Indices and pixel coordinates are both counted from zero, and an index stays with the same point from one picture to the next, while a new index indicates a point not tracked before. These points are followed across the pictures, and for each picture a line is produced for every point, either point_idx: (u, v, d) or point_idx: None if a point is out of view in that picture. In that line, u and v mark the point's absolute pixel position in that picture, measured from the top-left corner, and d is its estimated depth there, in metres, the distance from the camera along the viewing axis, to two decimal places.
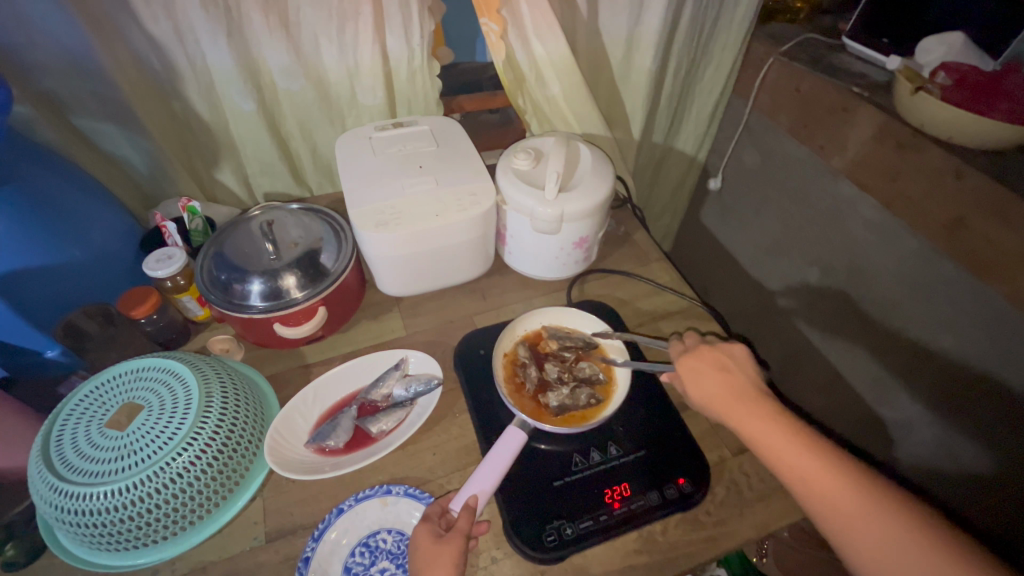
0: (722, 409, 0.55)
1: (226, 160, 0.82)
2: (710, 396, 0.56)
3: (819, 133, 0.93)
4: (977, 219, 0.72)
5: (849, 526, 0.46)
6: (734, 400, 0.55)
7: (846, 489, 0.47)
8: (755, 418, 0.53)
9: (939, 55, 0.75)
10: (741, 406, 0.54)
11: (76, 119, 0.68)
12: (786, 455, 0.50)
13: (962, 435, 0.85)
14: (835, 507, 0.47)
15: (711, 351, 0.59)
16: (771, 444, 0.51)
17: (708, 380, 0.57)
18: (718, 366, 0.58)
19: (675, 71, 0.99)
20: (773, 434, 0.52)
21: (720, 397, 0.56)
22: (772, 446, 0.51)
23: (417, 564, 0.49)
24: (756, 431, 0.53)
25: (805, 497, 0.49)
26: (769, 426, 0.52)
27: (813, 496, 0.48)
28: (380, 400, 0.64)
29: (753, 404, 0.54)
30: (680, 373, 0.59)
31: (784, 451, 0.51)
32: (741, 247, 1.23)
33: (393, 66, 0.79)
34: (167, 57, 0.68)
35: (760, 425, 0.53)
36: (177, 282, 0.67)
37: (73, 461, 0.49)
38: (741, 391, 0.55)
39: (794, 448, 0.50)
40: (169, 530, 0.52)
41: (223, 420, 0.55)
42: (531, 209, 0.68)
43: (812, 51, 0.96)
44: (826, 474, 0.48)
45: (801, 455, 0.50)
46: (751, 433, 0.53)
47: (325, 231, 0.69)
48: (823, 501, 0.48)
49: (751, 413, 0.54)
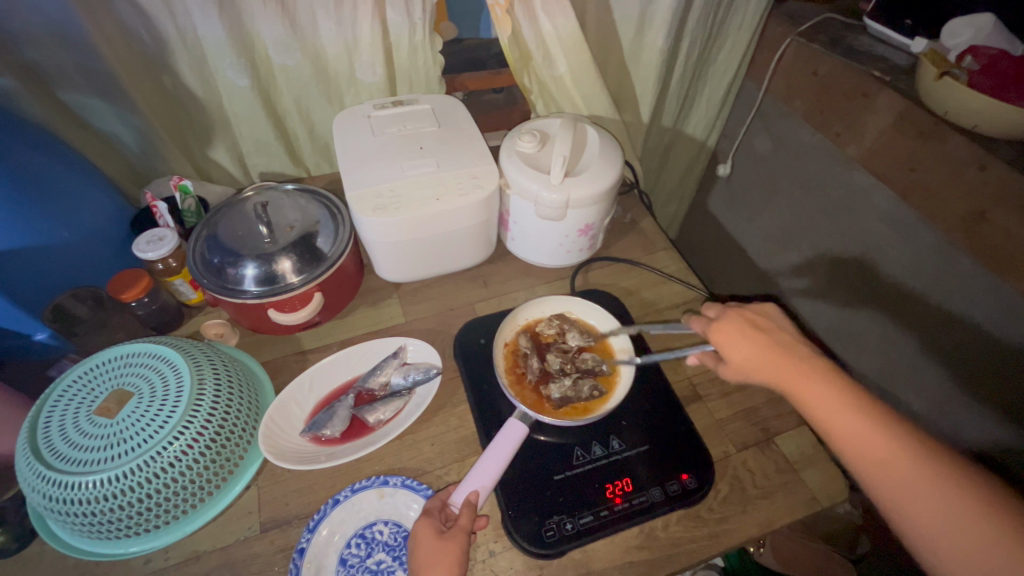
0: (768, 374, 0.49)
1: (220, 137, 0.79)
2: (751, 362, 0.50)
3: (836, 120, 0.89)
4: (999, 213, 0.69)
5: (928, 511, 0.42)
6: (785, 364, 0.49)
7: (924, 468, 0.43)
8: (815, 386, 0.47)
9: (967, 39, 0.71)
10: (793, 371, 0.48)
11: (63, 93, 0.65)
12: (856, 430, 0.45)
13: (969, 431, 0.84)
14: (911, 490, 0.42)
15: (740, 313, 0.53)
16: (840, 418, 0.46)
17: (745, 345, 0.51)
18: (748, 327, 0.52)
19: (688, 51, 0.95)
20: (838, 406, 0.46)
21: (766, 362, 0.50)
22: (838, 421, 0.46)
23: (415, 558, 0.48)
24: (818, 402, 0.47)
25: (876, 478, 0.44)
26: (833, 396, 0.47)
27: (886, 478, 0.43)
28: (378, 388, 0.63)
29: (814, 372, 0.48)
30: (716, 340, 0.51)
31: (854, 427, 0.45)
32: (748, 236, 1.21)
33: (394, 41, 0.75)
34: (157, 28, 0.65)
35: (823, 397, 0.47)
36: (168, 264, 0.65)
37: (61, 449, 0.48)
38: (792, 354, 0.49)
39: (863, 423, 0.45)
40: (161, 519, 0.51)
41: (216, 408, 0.54)
42: (536, 193, 0.65)
43: (831, 33, 0.92)
44: (899, 451, 0.44)
45: (874, 431, 0.45)
46: (812, 404, 0.47)
47: (323, 214, 0.66)
48: (899, 482, 0.43)
49: (811, 380, 0.48)
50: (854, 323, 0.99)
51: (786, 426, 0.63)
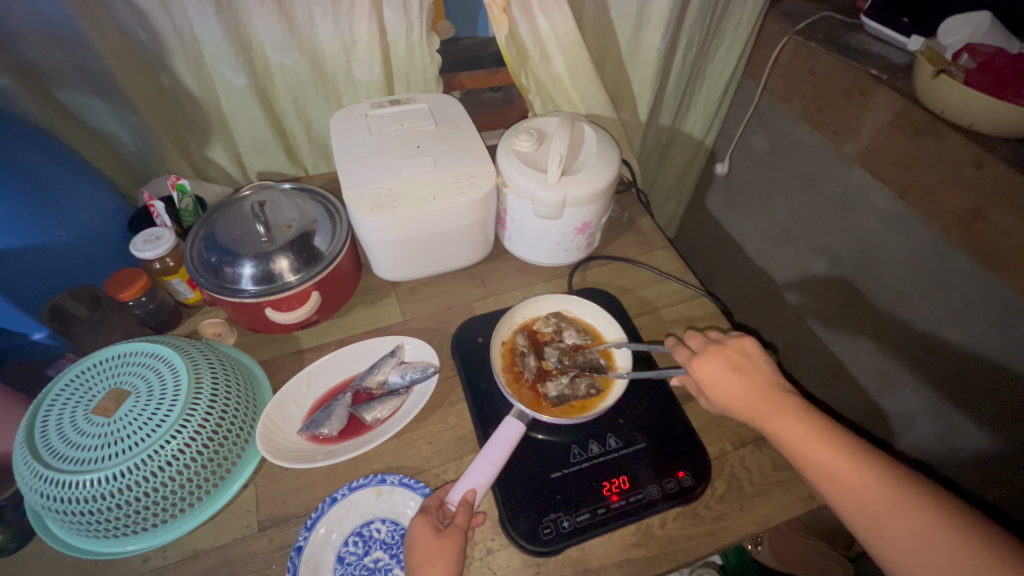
0: (747, 411, 0.51)
1: (217, 136, 0.79)
2: (732, 402, 0.52)
3: (833, 118, 0.89)
4: (995, 211, 0.69)
5: (916, 559, 0.42)
6: (765, 404, 0.50)
7: (911, 515, 0.43)
8: (798, 428, 0.49)
9: (964, 37, 0.72)
10: (774, 411, 0.50)
11: (60, 94, 0.65)
12: (839, 474, 0.46)
13: (964, 431, 0.84)
14: (899, 538, 0.43)
15: (721, 349, 0.54)
16: (824, 461, 0.47)
17: (726, 383, 0.52)
18: (730, 364, 0.53)
19: (686, 50, 0.95)
20: (822, 449, 0.47)
21: (748, 402, 0.51)
22: (819, 465, 0.47)
23: (412, 555, 0.48)
24: (802, 444, 0.48)
25: (864, 525, 0.45)
26: (817, 438, 0.48)
27: (872, 524, 0.44)
28: (375, 387, 0.63)
29: (796, 413, 0.49)
30: (696, 377, 0.53)
31: (837, 471, 0.46)
32: (746, 234, 1.21)
33: (391, 40, 0.75)
34: (153, 28, 0.65)
35: (805, 439, 0.48)
36: (166, 263, 0.65)
37: (59, 448, 0.48)
38: (773, 394, 0.51)
39: (847, 466, 0.46)
40: (159, 518, 0.52)
41: (214, 407, 0.54)
42: (533, 192, 0.65)
43: (828, 31, 0.92)
44: (886, 496, 0.44)
45: (858, 474, 0.45)
46: (796, 447, 0.48)
47: (320, 213, 0.66)
48: (883, 527, 0.44)
49: (794, 422, 0.49)
50: (852, 322, 0.99)
51: None
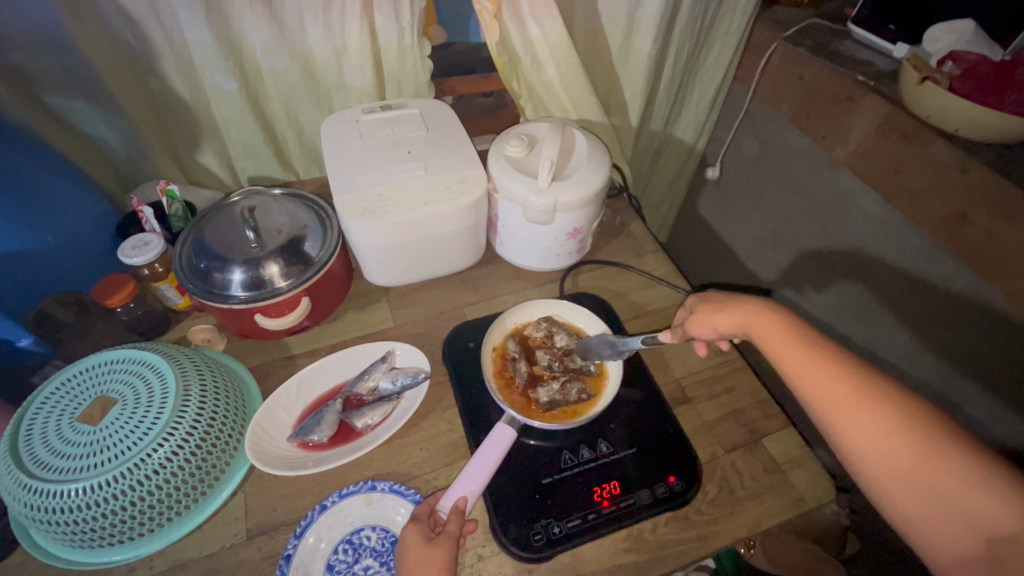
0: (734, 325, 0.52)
1: (208, 141, 0.79)
2: (722, 320, 0.53)
3: (821, 123, 0.90)
4: (980, 215, 0.70)
5: (900, 483, 0.41)
6: (760, 319, 0.50)
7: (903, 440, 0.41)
8: (792, 346, 0.48)
9: (948, 44, 0.72)
10: (769, 327, 0.50)
11: (48, 96, 0.64)
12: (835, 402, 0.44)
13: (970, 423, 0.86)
14: (884, 464, 0.42)
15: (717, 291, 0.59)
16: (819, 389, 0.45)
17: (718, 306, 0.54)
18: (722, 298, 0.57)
19: (676, 56, 0.95)
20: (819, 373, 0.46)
21: (738, 318, 0.52)
22: (811, 386, 0.46)
23: (403, 559, 0.48)
24: (797, 364, 0.47)
25: (849, 449, 0.44)
26: (812, 359, 0.46)
27: (856, 447, 0.43)
28: (366, 393, 0.63)
29: (792, 335, 0.48)
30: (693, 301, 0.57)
31: (828, 393, 0.45)
32: (737, 238, 1.22)
33: (382, 46, 0.75)
34: (143, 32, 0.65)
35: (798, 357, 0.47)
36: (155, 269, 0.65)
37: (43, 457, 0.48)
38: (770, 313, 0.50)
39: (839, 388, 0.44)
40: (146, 527, 0.51)
41: (202, 413, 0.53)
42: (524, 197, 0.65)
43: (816, 37, 0.93)
44: (879, 422, 0.42)
45: (852, 395, 0.44)
46: (789, 365, 0.47)
47: (311, 218, 0.66)
48: (869, 452, 0.42)
49: (789, 342, 0.48)
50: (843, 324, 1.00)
51: (774, 427, 0.64)
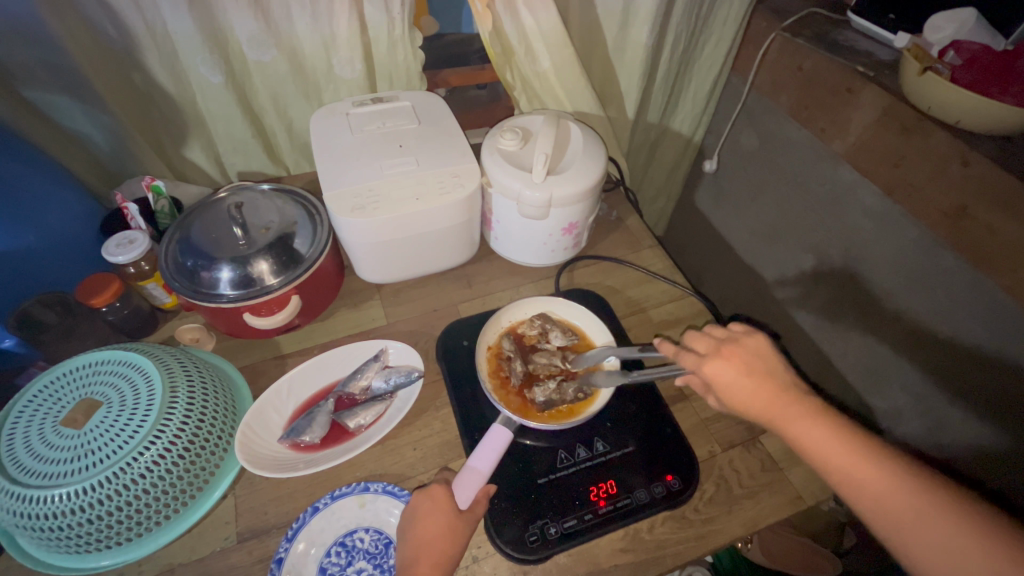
0: (758, 409, 0.47)
1: (195, 135, 0.77)
2: (743, 400, 0.47)
3: (820, 115, 0.89)
4: (981, 209, 0.69)
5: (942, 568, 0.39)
6: (775, 400, 0.46)
7: (944, 526, 0.40)
8: (816, 431, 0.45)
9: (949, 33, 0.71)
10: (786, 409, 0.46)
11: (28, 91, 0.62)
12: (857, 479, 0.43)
13: None
14: (934, 554, 0.40)
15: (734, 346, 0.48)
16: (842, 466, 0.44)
17: (739, 386, 0.47)
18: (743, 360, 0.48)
19: (673, 46, 0.94)
20: (839, 451, 0.44)
21: (755, 402, 0.47)
22: (842, 474, 0.44)
23: (415, 537, 0.49)
24: (824, 454, 0.44)
25: (895, 535, 0.42)
26: (839, 447, 0.44)
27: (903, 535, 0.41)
28: (359, 393, 0.61)
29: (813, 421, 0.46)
30: (706, 374, 0.47)
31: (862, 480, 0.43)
32: (734, 232, 1.21)
33: (373, 37, 0.74)
34: (124, 24, 0.63)
35: (820, 443, 0.45)
36: (141, 267, 0.63)
37: (26, 462, 0.46)
38: (787, 395, 0.47)
39: (863, 467, 0.43)
40: (134, 531, 0.50)
41: (190, 415, 0.52)
42: (518, 192, 0.64)
43: (815, 28, 0.92)
44: (916, 506, 0.41)
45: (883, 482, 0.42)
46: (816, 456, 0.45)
47: (300, 214, 0.65)
48: (915, 539, 0.41)
49: (813, 429, 0.45)
50: (840, 318, 1.00)
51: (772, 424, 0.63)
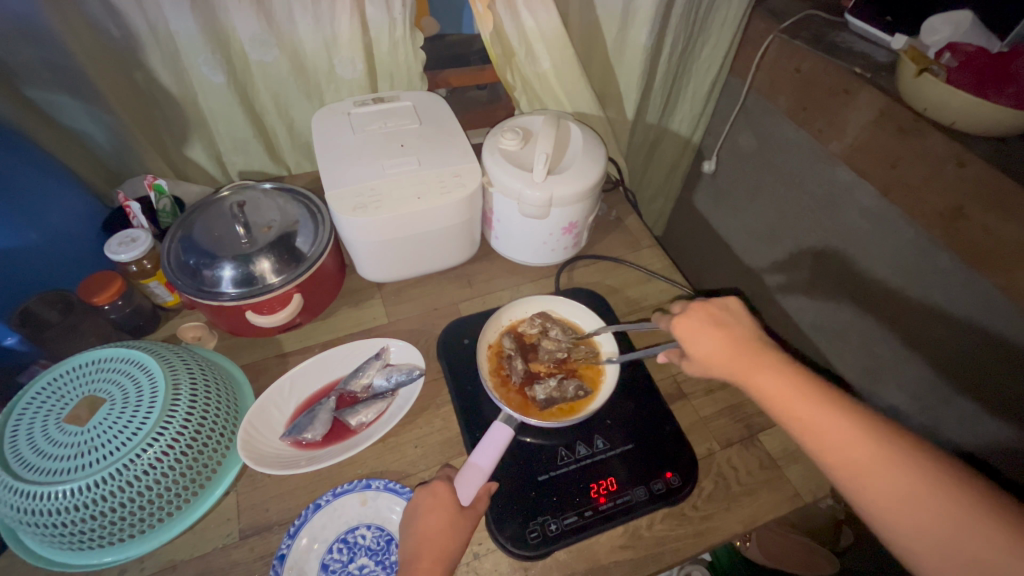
0: (726, 367, 0.48)
1: (197, 135, 0.77)
2: (711, 359, 0.49)
3: (818, 116, 0.90)
4: (976, 209, 0.70)
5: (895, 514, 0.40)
6: (747, 360, 0.47)
7: (901, 475, 0.41)
8: (802, 401, 0.45)
9: (946, 35, 0.72)
10: (760, 371, 0.47)
11: (30, 90, 0.62)
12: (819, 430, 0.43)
13: None
14: (916, 526, 0.40)
15: (704, 304, 0.51)
16: (804, 417, 0.44)
17: (707, 342, 0.49)
18: (712, 321, 0.50)
19: (672, 47, 0.94)
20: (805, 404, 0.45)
21: (724, 359, 0.48)
22: (831, 449, 0.43)
23: (418, 532, 0.49)
24: (790, 408, 0.45)
25: (876, 509, 0.41)
26: (805, 401, 0.45)
27: (887, 509, 0.41)
28: (360, 391, 0.62)
29: (803, 393, 0.45)
30: (675, 334, 0.50)
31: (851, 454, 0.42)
32: (732, 232, 1.21)
33: (374, 37, 0.74)
34: (126, 23, 0.63)
35: (807, 415, 0.44)
36: (143, 266, 0.63)
37: (29, 459, 0.47)
38: (765, 360, 0.47)
39: (827, 420, 0.44)
40: (137, 527, 0.50)
41: (192, 412, 0.52)
42: (519, 191, 0.64)
43: (813, 29, 0.92)
44: (876, 456, 0.42)
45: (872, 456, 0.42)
46: (806, 428, 0.44)
47: (302, 213, 0.65)
48: (899, 512, 0.40)
49: (800, 400, 0.45)
50: (838, 317, 1.00)
51: (770, 422, 0.63)
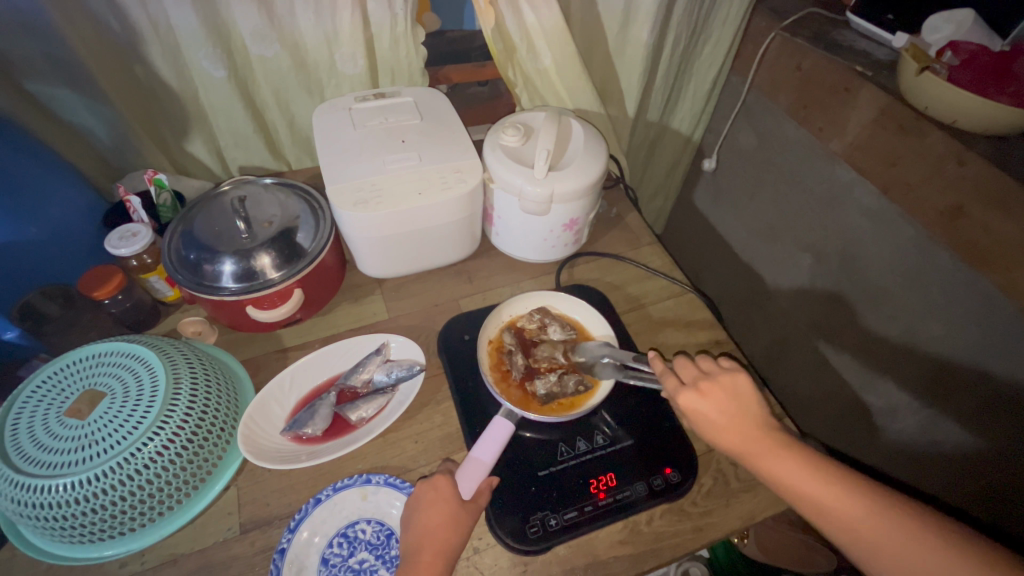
0: (738, 446, 0.49)
1: (197, 130, 0.77)
2: (721, 439, 0.50)
3: (818, 114, 0.90)
4: (976, 208, 0.70)
5: None
6: (756, 443, 0.49)
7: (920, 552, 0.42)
8: (813, 481, 0.47)
9: (948, 34, 0.72)
10: (767, 450, 0.49)
11: (30, 84, 0.62)
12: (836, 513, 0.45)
13: None
14: None
15: (713, 382, 0.52)
16: (821, 500, 0.46)
17: (717, 420, 0.50)
18: (720, 398, 0.51)
19: (674, 45, 0.94)
20: (819, 486, 0.46)
21: (734, 439, 0.50)
22: (849, 531, 0.45)
23: (419, 525, 0.49)
24: (808, 493, 0.47)
25: None
26: (820, 485, 0.47)
27: None
28: (360, 386, 0.62)
29: (812, 476, 0.47)
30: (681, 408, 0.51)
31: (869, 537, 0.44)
32: (732, 230, 1.21)
33: (375, 33, 0.74)
34: (127, 17, 0.63)
35: (819, 501, 0.46)
36: (143, 260, 0.64)
37: (30, 452, 0.47)
38: (771, 439, 0.49)
39: (841, 503, 0.46)
40: (137, 521, 0.50)
41: (193, 406, 0.53)
42: (520, 188, 0.64)
43: (814, 27, 0.92)
44: (893, 535, 0.44)
45: (889, 537, 0.44)
46: (822, 511, 0.46)
47: (302, 209, 0.65)
48: None
49: (813, 483, 0.47)
50: (837, 315, 1.00)
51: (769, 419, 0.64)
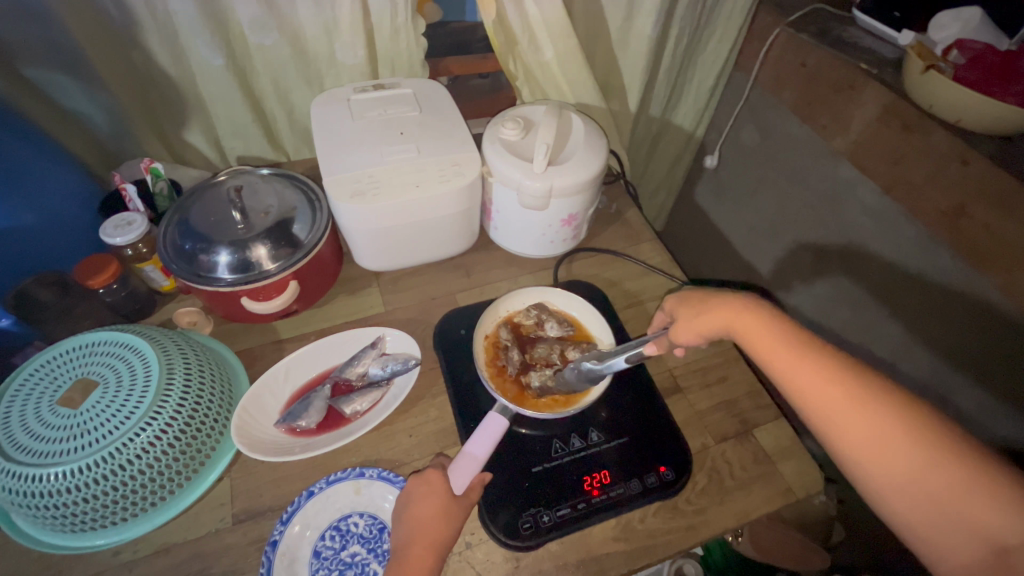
0: (722, 328, 0.50)
1: (195, 119, 0.77)
2: (707, 317, 0.51)
3: (822, 112, 0.89)
4: (979, 209, 0.70)
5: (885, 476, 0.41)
6: (745, 318, 0.49)
7: (895, 436, 0.41)
8: (794, 355, 0.46)
9: (954, 32, 0.71)
10: (752, 324, 0.49)
11: (25, 69, 0.61)
12: (813, 388, 0.44)
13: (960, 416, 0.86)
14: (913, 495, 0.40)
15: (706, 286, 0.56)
16: (800, 375, 0.45)
17: (710, 304, 0.52)
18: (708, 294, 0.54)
19: (677, 39, 0.93)
20: (801, 362, 0.45)
21: (724, 319, 0.50)
22: (823, 407, 0.44)
23: (411, 519, 0.50)
24: (784, 364, 0.46)
25: (869, 474, 0.42)
26: (801, 359, 0.45)
27: (877, 468, 0.42)
28: (355, 379, 0.62)
29: (789, 345, 0.46)
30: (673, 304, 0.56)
31: (862, 427, 0.42)
32: (733, 228, 1.21)
33: (375, 22, 0.73)
34: (124, 3, 0.62)
35: (818, 388, 0.44)
36: (139, 250, 0.63)
37: (22, 440, 0.46)
38: (758, 311, 0.49)
39: (822, 379, 0.44)
40: (131, 510, 0.50)
41: (186, 397, 0.52)
42: (518, 182, 0.64)
43: (821, 23, 0.91)
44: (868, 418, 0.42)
45: (857, 410, 0.42)
46: (799, 386, 0.45)
47: (299, 200, 0.64)
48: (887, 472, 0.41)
49: (796, 357, 0.46)
50: (837, 314, 1.00)
51: (765, 418, 0.63)
